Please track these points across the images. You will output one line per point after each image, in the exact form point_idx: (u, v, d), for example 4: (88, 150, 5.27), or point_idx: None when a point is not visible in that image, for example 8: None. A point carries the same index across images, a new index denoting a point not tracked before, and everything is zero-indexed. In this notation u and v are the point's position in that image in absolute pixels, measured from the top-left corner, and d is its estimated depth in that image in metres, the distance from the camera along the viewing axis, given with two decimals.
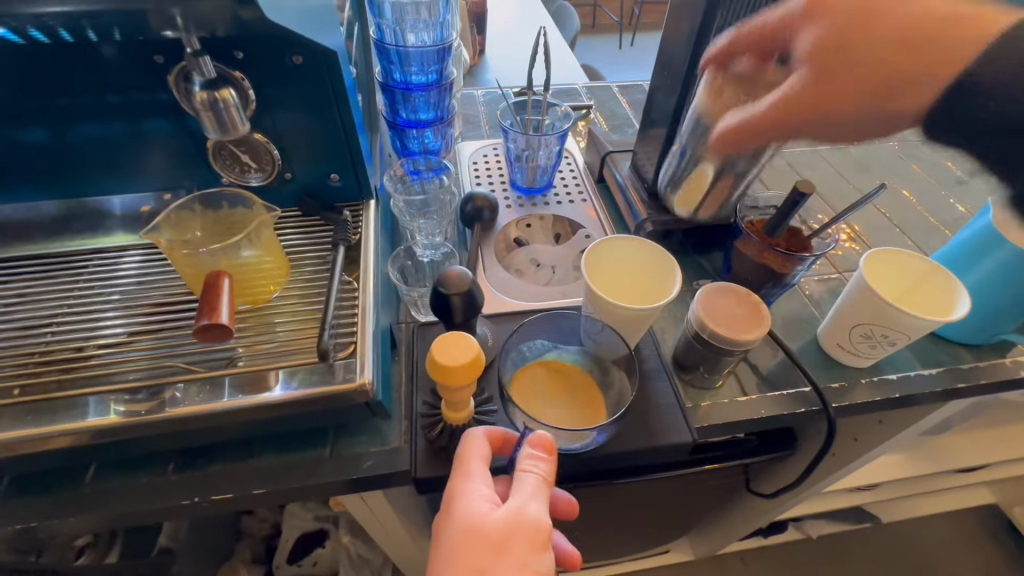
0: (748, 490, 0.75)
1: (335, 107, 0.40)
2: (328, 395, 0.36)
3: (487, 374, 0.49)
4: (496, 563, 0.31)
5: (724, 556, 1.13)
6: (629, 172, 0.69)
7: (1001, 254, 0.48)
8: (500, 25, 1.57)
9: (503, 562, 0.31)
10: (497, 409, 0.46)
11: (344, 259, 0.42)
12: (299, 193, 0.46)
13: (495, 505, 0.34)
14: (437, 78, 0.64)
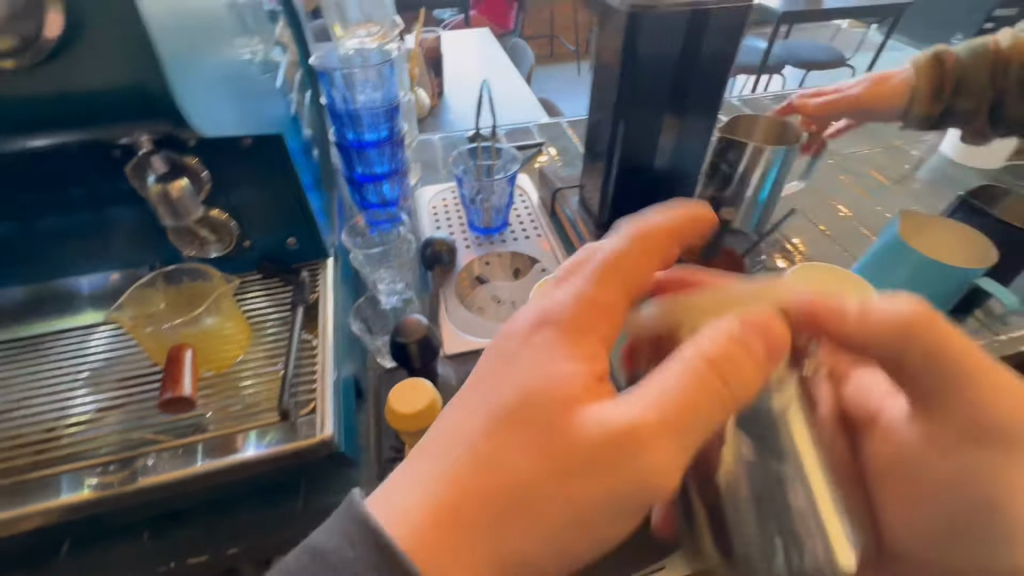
0: None
1: (285, 179, 0.44)
2: (290, 453, 0.38)
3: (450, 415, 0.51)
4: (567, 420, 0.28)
5: None
6: (578, 207, 0.73)
7: (908, 261, 0.53)
8: (458, 65, 1.65)
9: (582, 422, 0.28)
10: None
11: (304, 318, 0.45)
12: (257, 259, 0.48)
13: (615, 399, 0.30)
14: (389, 134, 0.68)
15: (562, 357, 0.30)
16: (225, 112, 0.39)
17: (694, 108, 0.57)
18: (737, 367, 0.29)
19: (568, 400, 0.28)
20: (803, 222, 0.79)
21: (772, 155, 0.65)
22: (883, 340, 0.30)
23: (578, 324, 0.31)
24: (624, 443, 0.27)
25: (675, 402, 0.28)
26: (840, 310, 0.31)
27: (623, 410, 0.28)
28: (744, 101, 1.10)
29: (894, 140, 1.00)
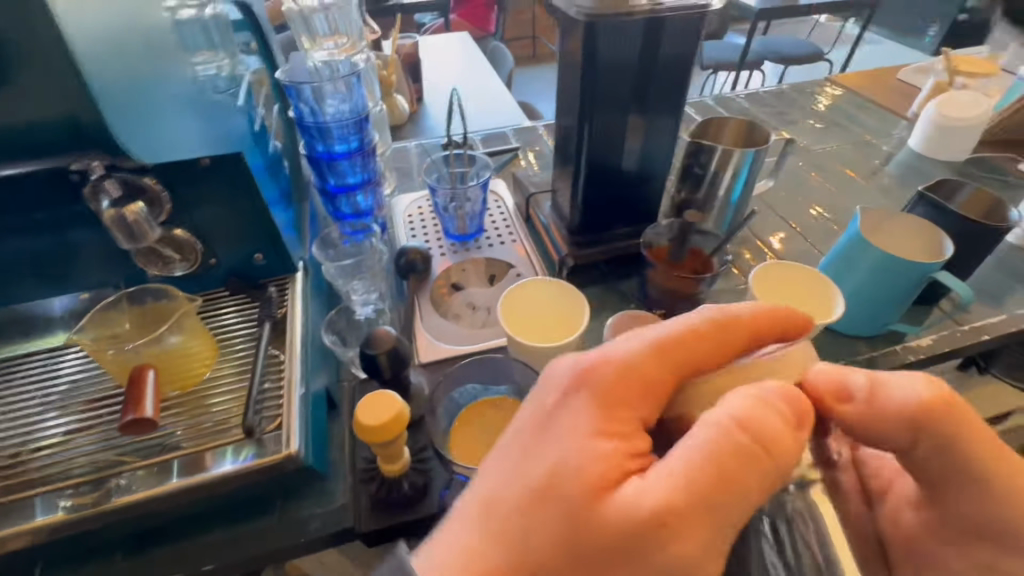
0: None
1: (247, 197, 0.44)
2: (259, 468, 0.38)
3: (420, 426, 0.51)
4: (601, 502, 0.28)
5: None
6: (550, 211, 0.74)
7: (869, 257, 0.55)
8: (438, 69, 1.65)
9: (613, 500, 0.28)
10: (432, 457, 0.48)
11: (271, 333, 0.45)
12: (225, 276, 0.48)
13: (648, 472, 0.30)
14: (359, 145, 0.69)
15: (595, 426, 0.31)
16: (156, 143, 0.39)
17: (657, 111, 0.58)
18: (773, 436, 0.30)
19: (600, 473, 0.29)
20: (773, 220, 0.81)
21: (740, 154, 0.66)
22: (902, 428, 0.35)
23: (614, 395, 0.32)
24: (659, 520, 0.28)
25: (708, 476, 0.29)
26: (860, 399, 0.35)
27: (657, 483, 0.29)
28: (716, 100, 1.11)
29: (862, 135, 1.01)
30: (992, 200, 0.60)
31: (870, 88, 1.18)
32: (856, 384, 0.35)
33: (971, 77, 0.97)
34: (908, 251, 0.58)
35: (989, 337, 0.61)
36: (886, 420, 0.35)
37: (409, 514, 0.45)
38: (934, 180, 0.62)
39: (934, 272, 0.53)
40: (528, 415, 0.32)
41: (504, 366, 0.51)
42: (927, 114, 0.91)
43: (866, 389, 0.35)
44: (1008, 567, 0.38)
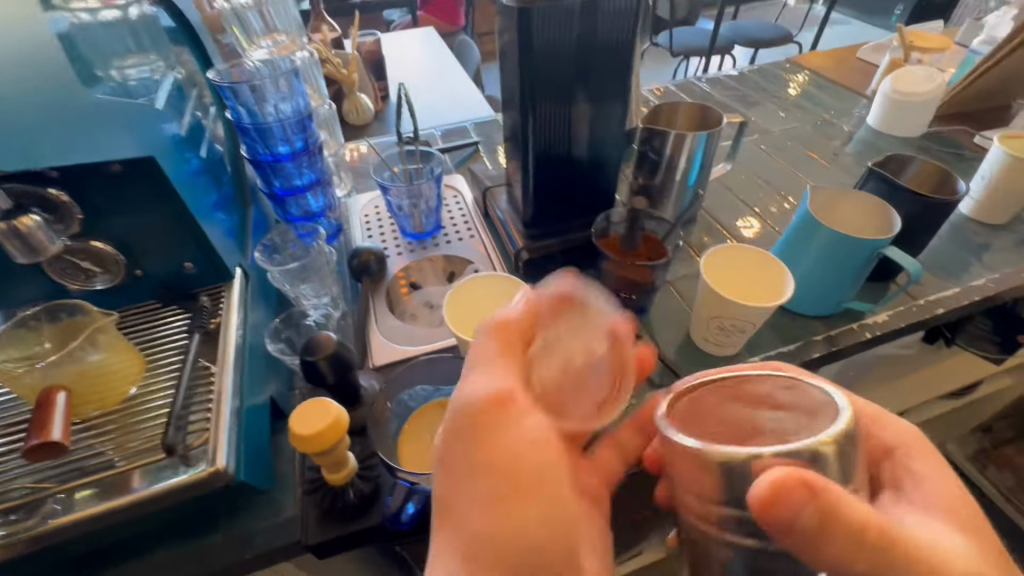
0: None
1: (167, 203, 0.42)
2: (188, 485, 0.36)
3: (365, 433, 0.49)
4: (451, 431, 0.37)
5: None
6: (506, 205, 0.72)
7: (820, 238, 0.54)
8: (403, 66, 1.62)
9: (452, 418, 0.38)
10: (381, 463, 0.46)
11: (201, 344, 0.43)
12: (154, 287, 0.46)
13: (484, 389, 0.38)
14: (304, 146, 0.67)
15: (469, 416, 0.37)
16: (38, 147, 0.36)
17: (602, 97, 0.57)
18: (517, 325, 0.41)
19: (464, 499, 0.35)
20: (733, 203, 0.80)
21: (692, 138, 0.65)
22: (854, 556, 0.28)
23: (478, 402, 0.37)
24: (504, 497, 0.35)
25: (527, 462, 0.36)
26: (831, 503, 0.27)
27: (499, 480, 0.35)
28: (678, 86, 1.11)
29: (822, 115, 1.02)
30: (940, 172, 0.60)
31: (831, 67, 1.18)
32: (807, 521, 0.26)
33: (925, 52, 0.97)
34: (859, 229, 0.58)
35: (944, 309, 0.61)
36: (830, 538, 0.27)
37: (356, 523, 0.43)
38: (883, 156, 0.62)
39: (885, 248, 0.52)
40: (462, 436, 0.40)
41: (456, 365, 0.51)
42: (883, 90, 0.91)
43: (878, 449, 0.38)
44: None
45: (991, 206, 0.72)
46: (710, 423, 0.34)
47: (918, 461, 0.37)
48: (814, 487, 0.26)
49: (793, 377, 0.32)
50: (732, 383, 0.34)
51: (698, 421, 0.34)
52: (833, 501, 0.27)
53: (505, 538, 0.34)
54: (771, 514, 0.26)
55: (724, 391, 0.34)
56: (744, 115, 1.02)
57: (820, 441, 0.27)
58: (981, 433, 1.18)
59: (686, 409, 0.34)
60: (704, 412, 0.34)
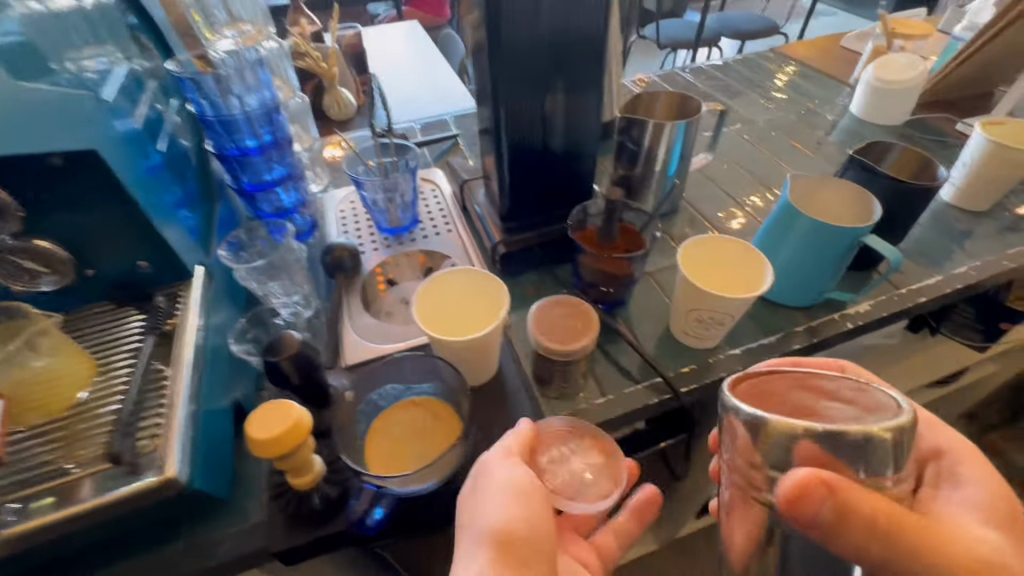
0: (672, 465, 0.80)
1: (117, 198, 0.40)
2: (139, 494, 0.34)
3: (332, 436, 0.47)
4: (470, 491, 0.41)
5: (688, 539, 1.17)
6: (483, 199, 0.70)
7: (799, 227, 0.53)
8: (385, 58, 1.59)
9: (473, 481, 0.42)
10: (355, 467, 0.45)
11: (155, 348, 0.42)
12: (107, 287, 0.44)
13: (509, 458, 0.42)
14: (272, 139, 0.65)
15: (483, 479, 0.41)
16: None
17: (577, 85, 0.55)
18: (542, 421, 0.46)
19: (486, 505, 0.39)
20: (716, 194, 0.79)
21: (671, 127, 0.64)
22: (876, 542, 0.29)
23: (494, 463, 0.41)
24: (504, 545, 0.38)
25: (533, 502, 0.40)
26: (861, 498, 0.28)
27: (513, 513, 0.39)
28: (661, 76, 1.09)
29: (806, 105, 1.01)
30: (921, 159, 0.60)
31: (815, 57, 1.17)
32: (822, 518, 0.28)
33: (907, 39, 0.97)
34: (840, 218, 0.57)
35: (925, 298, 0.61)
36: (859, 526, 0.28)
37: (324, 529, 0.42)
38: (864, 143, 0.61)
39: (865, 237, 0.51)
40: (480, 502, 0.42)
41: (428, 363, 0.49)
42: (865, 78, 0.91)
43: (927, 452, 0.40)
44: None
45: (973, 192, 0.71)
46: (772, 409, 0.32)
47: (967, 466, 0.38)
48: (839, 487, 0.27)
49: (865, 382, 0.31)
50: (801, 373, 0.32)
51: (762, 407, 0.32)
52: (863, 493, 0.28)
53: (514, 542, 0.38)
54: (795, 507, 0.28)
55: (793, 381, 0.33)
56: (728, 105, 1.01)
57: (879, 429, 0.26)
58: (967, 421, 1.18)
59: (750, 394, 0.33)
60: (770, 400, 0.33)
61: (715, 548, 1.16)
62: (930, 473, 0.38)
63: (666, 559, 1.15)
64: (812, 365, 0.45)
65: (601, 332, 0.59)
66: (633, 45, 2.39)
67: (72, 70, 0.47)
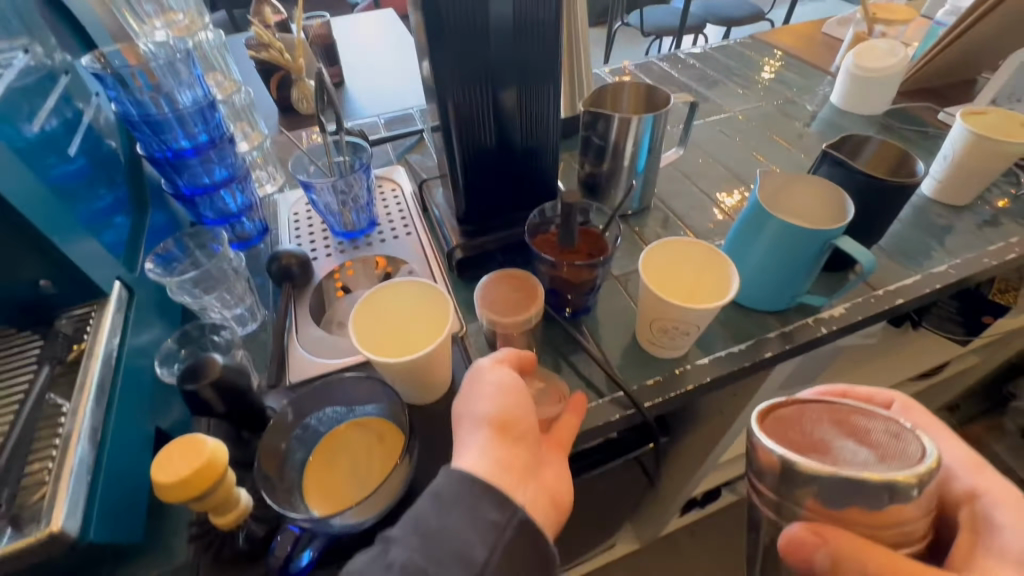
0: (648, 472, 0.77)
1: (8, 214, 0.36)
2: (21, 552, 0.30)
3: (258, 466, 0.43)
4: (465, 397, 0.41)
5: (672, 537, 1.15)
6: (442, 201, 0.66)
7: (769, 229, 0.50)
8: (358, 47, 1.52)
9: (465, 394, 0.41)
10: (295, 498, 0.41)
11: (53, 378, 0.38)
12: (5, 310, 0.40)
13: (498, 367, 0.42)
14: (208, 138, 0.60)
15: (467, 386, 0.41)
16: None
17: (532, 80, 0.52)
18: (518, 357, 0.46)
19: (477, 398, 0.40)
20: (690, 191, 0.76)
21: (637, 121, 0.60)
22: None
23: (484, 368, 0.42)
24: (502, 429, 0.38)
25: (521, 396, 0.40)
26: (853, 551, 0.28)
27: (507, 403, 0.39)
28: (638, 65, 1.05)
29: (786, 94, 0.97)
30: (898, 153, 0.56)
31: (798, 45, 1.13)
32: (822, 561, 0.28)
33: (889, 25, 0.93)
34: (811, 216, 0.54)
35: (903, 300, 0.58)
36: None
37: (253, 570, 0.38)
38: (838, 137, 0.58)
39: (837, 238, 0.48)
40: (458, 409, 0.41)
41: (369, 383, 0.45)
42: (845, 66, 0.87)
43: (983, 486, 0.35)
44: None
45: (954, 186, 0.68)
46: (807, 432, 0.30)
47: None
48: (831, 534, 0.28)
49: (906, 428, 0.29)
50: (845, 406, 0.30)
51: (791, 428, 0.30)
52: (854, 546, 0.28)
53: (509, 424, 0.38)
54: (790, 553, 0.29)
55: (827, 411, 0.30)
56: (705, 95, 0.97)
57: (902, 476, 0.25)
58: (949, 412, 1.17)
59: (780, 412, 0.31)
60: (802, 418, 0.30)
61: (700, 546, 1.14)
62: (984, 511, 0.34)
63: (650, 558, 1.13)
64: (858, 396, 0.41)
65: (564, 341, 0.55)
66: (617, 33, 2.34)
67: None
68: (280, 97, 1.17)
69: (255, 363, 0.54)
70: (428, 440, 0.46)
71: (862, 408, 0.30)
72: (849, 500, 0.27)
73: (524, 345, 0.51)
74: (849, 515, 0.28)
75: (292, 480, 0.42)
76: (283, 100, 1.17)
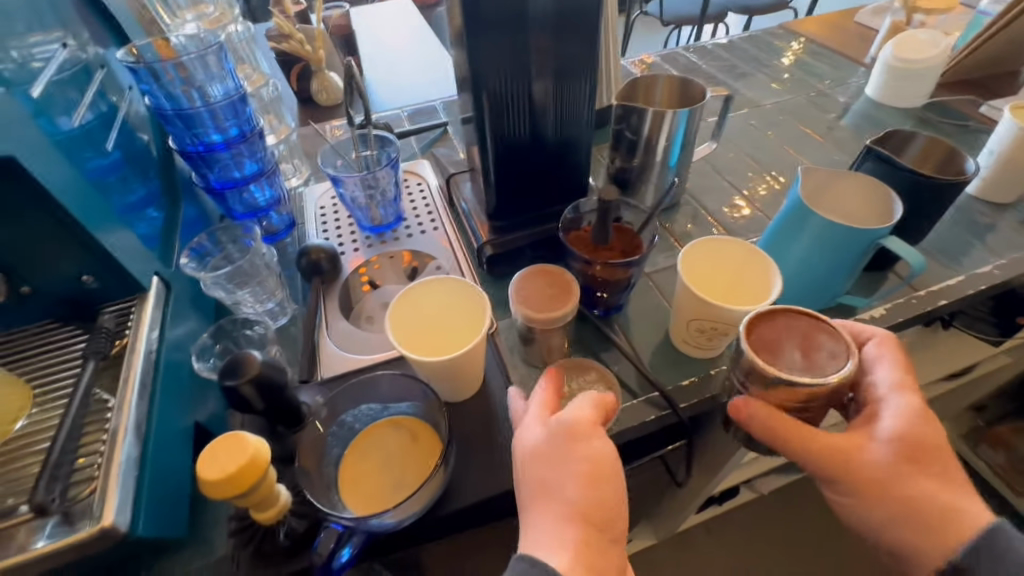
0: (673, 473, 0.76)
1: (51, 208, 0.36)
2: (75, 546, 0.30)
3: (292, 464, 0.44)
4: (550, 471, 0.36)
5: (690, 533, 1.14)
6: (470, 196, 0.66)
7: (812, 227, 0.48)
8: (378, 37, 1.51)
9: (547, 469, 0.37)
10: (335, 496, 0.41)
11: (98, 373, 0.38)
12: (50, 303, 0.41)
13: (579, 439, 0.37)
14: (239, 132, 0.60)
15: (538, 458, 0.37)
16: None
17: (567, 69, 0.50)
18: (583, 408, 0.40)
19: (562, 482, 0.36)
20: (720, 186, 0.74)
21: (672, 115, 0.58)
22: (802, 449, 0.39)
23: (575, 437, 0.37)
24: (593, 521, 0.35)
25: (614, 482, 0.37)
26: (767, 419, 0.39)
27: (598, 492, 0.36)
28: (663, 56, 1.03)
29: (817, 86, 0.94)
30: (946, 150, 0.55)
31: (826, 34, 1.10)
32: (757, 420, 0.39)
33: (929, 14, 0.90)
34: (856, 215, 0.52)
35: (946, 301, 0.56)
36: (771, 437, 0.39)
37: (289, 566, 0.38)
38: (883, 133, 0.56)
39: (884, 238, 0.47)
40: (529, 486, 0.37)
41: (404, 380, 0.45)
42: (883, 57, 0.84)
43: None
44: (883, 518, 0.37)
45: (1000, 183, 0.66)
46: (777, 336, 0.39)
47: None
48: (759, 403, 0.39)
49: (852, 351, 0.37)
50: (814, 325, 0.39)
51: (769, 331, 0.40)
52: (767, 413, 0.39)
53: (599, 520, 0.35)
54: (733, 413, 0.41)
55: (805, 327, 0.39)
56: (734, 87, 0.95)
57: (827, 380, 0.36)
58: (975, 412, 1.15)
59: (770, 319, 0.40)
60: (783, 328, 0.40)
61: (719, 542, 1.13)
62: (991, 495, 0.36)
63: (668, 553, 1.12)
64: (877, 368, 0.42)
65: (595, 339, 0.55)
66: (637, 22, 2.30)
67: (18, 59, 0.41)
68: (300, 88, 1.16)
69: (288, 359, 0.54)
70: (461, 439, 0.46)
71: (825, 328, 0.39)
72: (772, 388, 0.38)
73: (557, 343, 0.51)
74: (783, 399, 0.38)
75: (330, 478, 0.42)
76: (303, 91, 1.17)
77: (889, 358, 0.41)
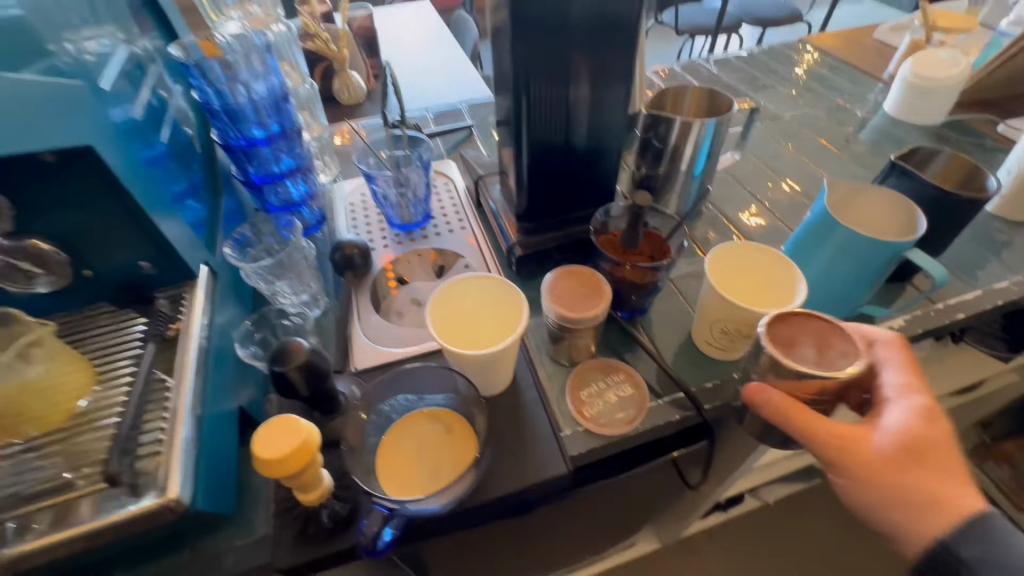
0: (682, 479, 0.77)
1: (117, 195, 0.38)
2: (143, 515, 0.32)
3: (332, 451, 0.45)
4: None
5: (694, 541, 1.15)
6: (499, 196, 0.68)
7: (837, 238, 0.50)
8: (396, 40, 1.53)
9: None
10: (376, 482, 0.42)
11: (157, 355, 0.40)
12: (108, 287, 0.42)
13: None
14: (280, 129, 0.62)
15: None
16: None
17: (605, 77, 0.52)
18: None
19: None
20: (740, 195, 0.76)
21: (700, 125, 0.60)
22: (820, 450, 0.40)
23: None
24: None
25: None
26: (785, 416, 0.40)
27: None
28: (684, 67, 1.04)
29: (835, 100, 0.96)
30: (968, 166, 0.56)
31: (843, 49, 1.11)
32: (773, 409, 0.40)
33: (948, 33, 0.91)
34: (878, 230, 0.54)
35: (963, 315, 0.58)
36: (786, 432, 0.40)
37: (331, 547, 0.40)
38: (907, 148, 0.58)
39: (906, 252, 0.48)
40: None
41: (440, 373, 0.47)
42: (902, 74, 0.86)
43: None
44: (910, 517, 0.39)
45: (1018, 201, 0.67)
46: (795, 333, 0.41)
47: None
48: (773, 392, 0.40)
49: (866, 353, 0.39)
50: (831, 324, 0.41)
51: (790, 328, 0.41)
52: (782, 405, 0.40)
53: None
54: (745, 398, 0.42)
55: (822, 329, 0.41)
56: (754, 99, 0.97)
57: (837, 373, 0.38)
58: (981, 428, 1.16)
59: (788, 318, 0.42)
60: (801, 326, 0.41)
61: (722, 551, 1.14)
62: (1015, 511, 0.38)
63: (672, 560, 1.13)
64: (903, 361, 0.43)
65: (620, 340, 0.56)
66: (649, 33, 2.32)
67: (71, 53, 0.43)
68: (323, 87, 1.18)
69: (322, 350, 0.56)
70: (494, 433, 0.48)
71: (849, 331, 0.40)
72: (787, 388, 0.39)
73: (586, 342, 0.52)
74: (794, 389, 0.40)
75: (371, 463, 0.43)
76: (326, 91, 1.19)
77: (895, 360, 0.42)
